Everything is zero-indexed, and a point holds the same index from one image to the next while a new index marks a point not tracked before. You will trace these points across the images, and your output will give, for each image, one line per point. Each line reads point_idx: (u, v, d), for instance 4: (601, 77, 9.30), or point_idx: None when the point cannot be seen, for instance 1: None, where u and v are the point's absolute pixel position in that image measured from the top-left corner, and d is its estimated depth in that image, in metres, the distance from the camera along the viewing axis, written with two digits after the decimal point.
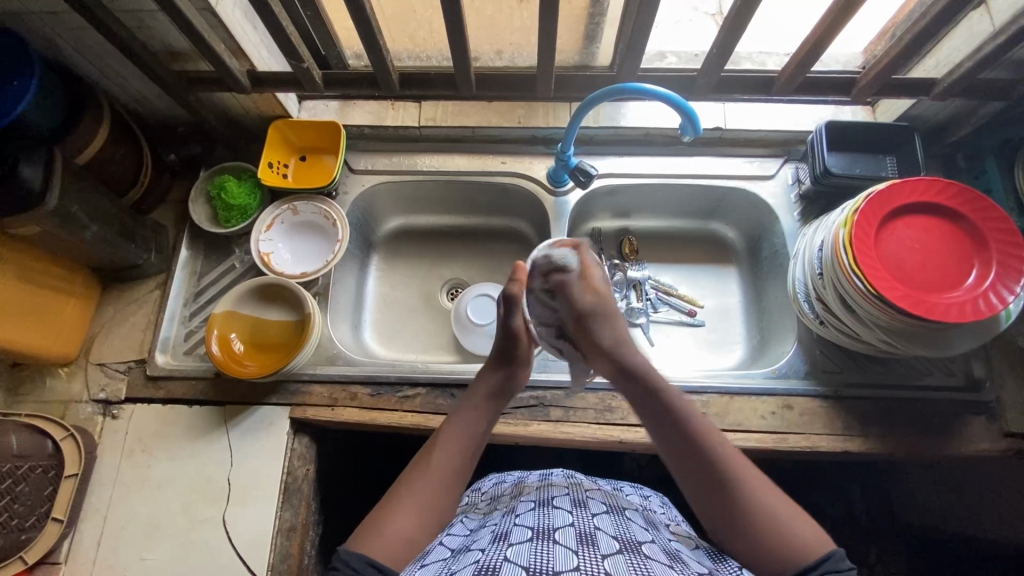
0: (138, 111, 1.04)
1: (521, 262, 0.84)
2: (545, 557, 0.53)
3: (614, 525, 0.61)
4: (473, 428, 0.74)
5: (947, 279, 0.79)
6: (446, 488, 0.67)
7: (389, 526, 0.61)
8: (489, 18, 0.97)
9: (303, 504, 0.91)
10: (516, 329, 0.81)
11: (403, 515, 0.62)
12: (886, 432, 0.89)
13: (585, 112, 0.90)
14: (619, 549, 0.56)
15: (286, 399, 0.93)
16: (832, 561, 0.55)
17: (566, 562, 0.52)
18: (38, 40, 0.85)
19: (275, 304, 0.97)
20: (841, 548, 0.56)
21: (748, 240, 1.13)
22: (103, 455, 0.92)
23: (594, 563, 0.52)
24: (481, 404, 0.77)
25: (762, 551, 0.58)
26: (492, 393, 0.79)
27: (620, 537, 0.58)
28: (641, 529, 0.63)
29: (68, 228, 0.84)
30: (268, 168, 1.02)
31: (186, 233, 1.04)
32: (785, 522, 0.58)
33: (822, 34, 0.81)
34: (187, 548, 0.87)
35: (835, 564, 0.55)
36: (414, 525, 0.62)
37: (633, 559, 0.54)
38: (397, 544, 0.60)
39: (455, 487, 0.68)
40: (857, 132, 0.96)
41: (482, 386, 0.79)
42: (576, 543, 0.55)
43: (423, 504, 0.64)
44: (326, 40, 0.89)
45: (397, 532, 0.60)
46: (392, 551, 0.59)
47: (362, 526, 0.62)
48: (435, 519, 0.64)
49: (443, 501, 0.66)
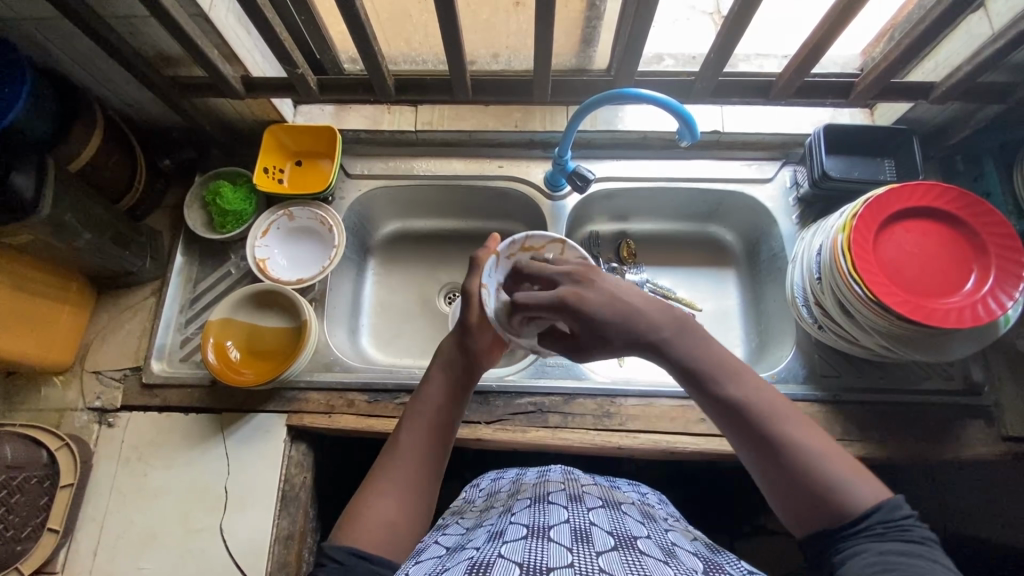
0: (132, 116, 1.03)
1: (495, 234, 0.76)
2: (540, 555, 0.52)
3: (610, 519, 0.61)
4: (442, 396, 0.69)
5: (947, 286, 0.78)
6: (423, 465, 0.64)
7: (369, 511, 0.59)
8: (485, 22, 0.96)
9: (301, 512, 0.91)
10: (470, 291, 0.71)
11: (382, 500, 0.60)
12: (884, 437, 0.89)
13: (582, 116, 0.89)
14: (614, 545, 0.55)
15: (283, 407, 0.93)
16: (885, 512, 0.48)
17: (560, 559, 0.51)
18: (28, 46, 0.84)
19: (272, 311, 0.97)
20: (898, 496, 0.49)
21: (747, 242, 1.13)
22: (99, 464, 0.92)
23: (588, 560, 0.51)
24: (439, 376, 0.70)
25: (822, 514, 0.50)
26: (452, 361, 0.71)
27: (616, 533, 0.58)
28: (637, 524, 0.62)
29: (62, 236, 0.83)
30: (263, 173, 1.02)
31: (181, 240, 1.04)
32: (852, 484, 0.50)
33: (822, 37, 0.81)
34: (182, 558, 0.86)
35: (890, 514, 0.48)
36: (397, 509, 0.60)
37: (627, 556, 0.53)
38: (377, 530, 0.58)
39: (434, 462, 0.64)
40: (854, 135, 0.96)
41: (439, 357, 0.72)
42: (571, 540, 0.55)
43: (402, 485, 0.62)
44: (321, 45, 0.88)
45: (379, 517, 0.59)
46: (372, 538, 0.57)
47: (346, 515, 0.60)
48: (421, 496, 0.62)
49: (423, 479, 0.63)
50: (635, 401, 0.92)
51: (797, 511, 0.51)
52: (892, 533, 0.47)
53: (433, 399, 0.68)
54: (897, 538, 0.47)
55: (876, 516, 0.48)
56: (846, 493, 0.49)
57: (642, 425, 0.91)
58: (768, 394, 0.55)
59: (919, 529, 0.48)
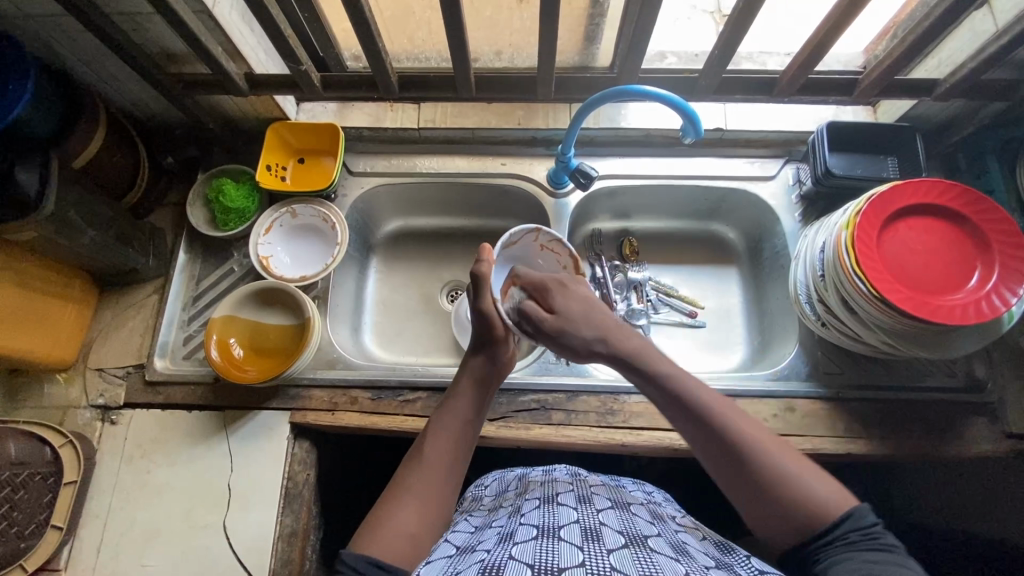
0: (134, 114, 1.03)
1: (484, 242, 0.78)
2: (550, 556, 0.51)
3: (619, 520, 0.61)
4: (465, 413, 0.71)
5: (951, 282, 0.78)
6: (445, 478, 0.64)
7: (391, 520, 0.59)
8: (488, 19, 0.96)
9: (304, 509, 0.91)
10: (487, 309, 0.76)
11: (403, 510, 0.60)
12: (888, 434, 0.89)
13: (586, 113, 0.89)
14: (625, 543, 0.55)
15: (287, 404, 0.93)
16: (856, 519, 0.54)
17: (571, 558, 0.51)
18: (32, 43, 0.84)
19: (275, 308, 0.97)
20: (863, 505, 0.55)
21: (749, 240, 1.13)
22: (102, 461, 0.92)
23: (599, 559, 0.51)
24: (469, 388, 0.73)
25: (786, 517, 0.56)
26: (482, 378, 0.74)
27: (626, 532, 0.58)
28: (646, 522, 0.62)
29: (66, 233, 0.83)
30: (266, 171, 1.02)
31: (184, 237, 1.04)
32: (813, 488, 0.56)
33: (826, 34, 0.81)
34: (186, 555, 0.86)
35: (857, 522, 0.54)
36: (417, 521, 0.60)
37: (638, 553, 0.53)
38: (396, 541, 0.57)
39: (456, 476, 0.65)
40: (858, 133, 0.96)
41: (467, 373, 0.75)
42: (581, 539, 0.55)
43: (423, 497, 0.62)
44: (325, 43, 0.88)
45: (398, 527, 0.58)
46: (390, 549, 0.57)
47: (364, 524, 0.60)
48: (440, 509, 0.62)
49: (444, 494, 0.63)
50: (638, 399, 0.92)
51: (762, 516, 0.57)
52: (863, 541, 0.53)
53: (457, 413, 0.70)
54: (867, 544, 0.53)
55: (849, 524, 0.54)
56: (812, 498, 0.56)
57: (646, 422, 0.91)
58: (732, 409, 0.62)
59: (887, 536, 0.54)
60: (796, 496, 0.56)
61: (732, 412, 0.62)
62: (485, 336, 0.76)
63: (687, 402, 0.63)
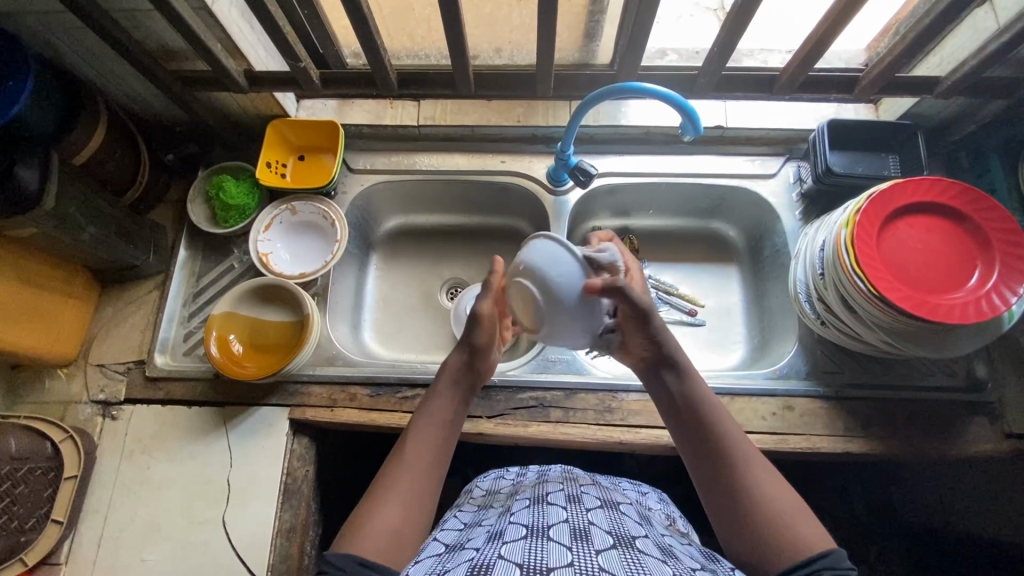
0: (135, 111, 1.04)
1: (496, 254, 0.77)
2: (539, 555, 0.51)
3: (608, 520, 0.61)
4: (445, 413, 0.71)
5: (952, 281, 0.78)
6: (427, 472, 0.65)
7: (374, 520, 0.59)
8: (487, 16, 0.96)
9: (303, 505, 0.91)
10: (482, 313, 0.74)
11: (385, 507, 0.60)
12: (886, 433, 0.89)
13: (584, 111, 0.89)
14: (613, 544, 0.55)
15: (286, 401, 0.93)
16: (832, 558, 0.53)
17: (560, 558, 0.51)
18: (33, 41, 0.84)
19: (274, 305, 0.97)
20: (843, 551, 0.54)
21: (749, 239, 1.13)
22: (102, 456, 0.92)
23: (588, 559, 0.51)
24: (448, 388, 0.73)
25: (760, 545, 0.57)
26: (458, 376, 0.75)
27: (615, 533, 0.58)
28: (635, 524, 0.62)
29: (66, 229, 0.84)
30: (266, 168, 1.02)
31: (185, 234, 1.04)
32: (797, 527, 0.56)
33: (827, 31, 0.80)
34: (186, 549, 0.87)
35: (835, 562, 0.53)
36: (400, 518, 0.60)
37: (627, 555, 0.53)
38: (380, 539, 0.58)
39: (439, 470, 0.66)
40: (859, 131, 0.95)
41: (446, 371, 0.75)
42: (570, 539, 0.55)
43: (407, 493, 0.62)
44: (324, 40, 0.88)
45: (381, 524, 0.59)
46: (375, 546, 0.57)
47: (348, 523, 0.60)
48: (422, 506, 0.63)
49: (426, 489, 0.63)
50: (637, 397, 0.92)
51: (739, 542, 0.59)
52: None
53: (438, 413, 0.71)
54: None
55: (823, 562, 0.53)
56: (793, 533, 0.56)
57: (645, 420, 0.91)
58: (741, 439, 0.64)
59: None
60: (776, 528, 0.57)
61: (741, 443, 0.64)
62: (472, 342, 0.75)
63: (701, 424, 0.67)
